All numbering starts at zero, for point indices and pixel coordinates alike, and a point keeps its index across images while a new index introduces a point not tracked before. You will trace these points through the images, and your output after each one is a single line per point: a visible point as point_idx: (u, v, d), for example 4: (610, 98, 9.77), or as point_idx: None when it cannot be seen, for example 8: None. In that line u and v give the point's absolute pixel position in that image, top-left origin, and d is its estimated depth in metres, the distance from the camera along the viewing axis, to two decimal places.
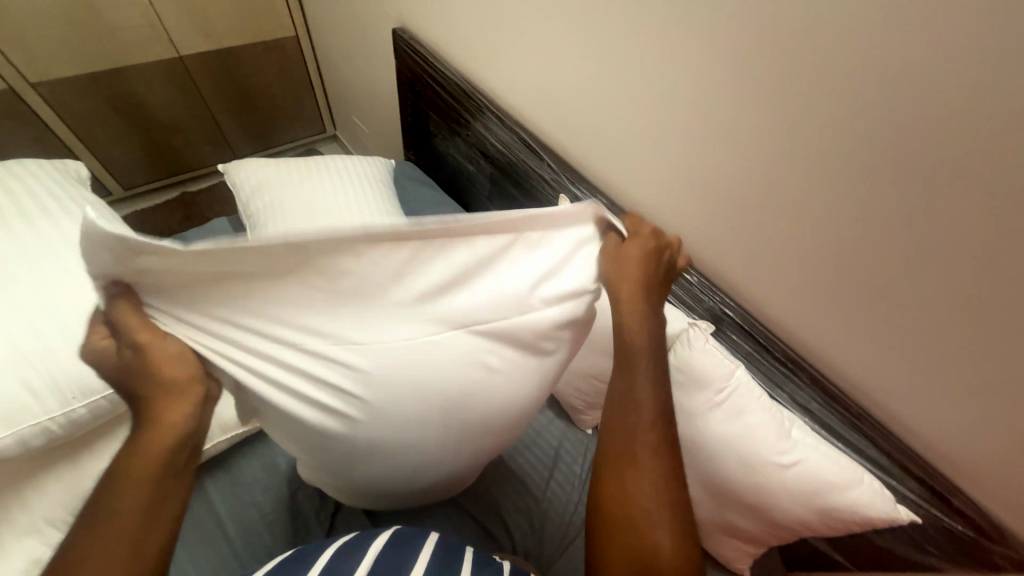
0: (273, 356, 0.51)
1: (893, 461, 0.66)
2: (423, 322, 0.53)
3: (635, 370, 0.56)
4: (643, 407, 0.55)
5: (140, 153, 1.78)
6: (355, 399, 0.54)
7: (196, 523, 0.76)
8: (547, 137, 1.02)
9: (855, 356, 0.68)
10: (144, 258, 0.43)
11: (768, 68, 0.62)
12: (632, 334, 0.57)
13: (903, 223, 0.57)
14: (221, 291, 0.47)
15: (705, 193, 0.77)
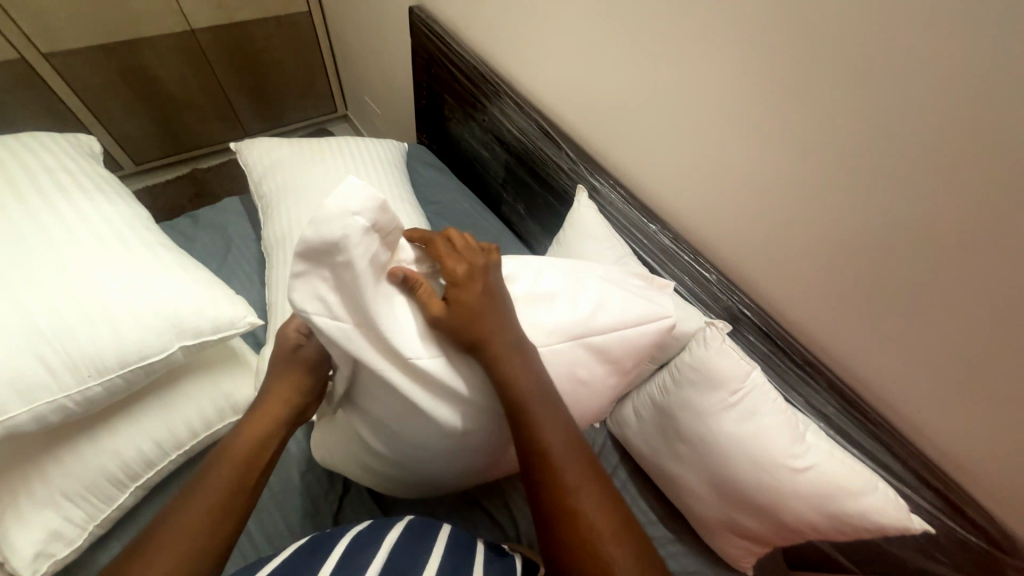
0: (381, 344, 0.56)
1: (908, 470, 0.65)
2: (548, 327, 0.65)
3: (535, 417, 0.57)
4: (555, 446, 0.56)
5: (151, 128, 1.76)
6: (437, 391, 0.59)
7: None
8: (565, 124, 0.99)
9: (876, 362, 0.66)
10: (323, 257, 0.50)
11: (805, 60, 0.59)
12: (514, 383, 0.57)
13: (939, 228, 0.55)
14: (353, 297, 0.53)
15: (728, 189, 0.74)
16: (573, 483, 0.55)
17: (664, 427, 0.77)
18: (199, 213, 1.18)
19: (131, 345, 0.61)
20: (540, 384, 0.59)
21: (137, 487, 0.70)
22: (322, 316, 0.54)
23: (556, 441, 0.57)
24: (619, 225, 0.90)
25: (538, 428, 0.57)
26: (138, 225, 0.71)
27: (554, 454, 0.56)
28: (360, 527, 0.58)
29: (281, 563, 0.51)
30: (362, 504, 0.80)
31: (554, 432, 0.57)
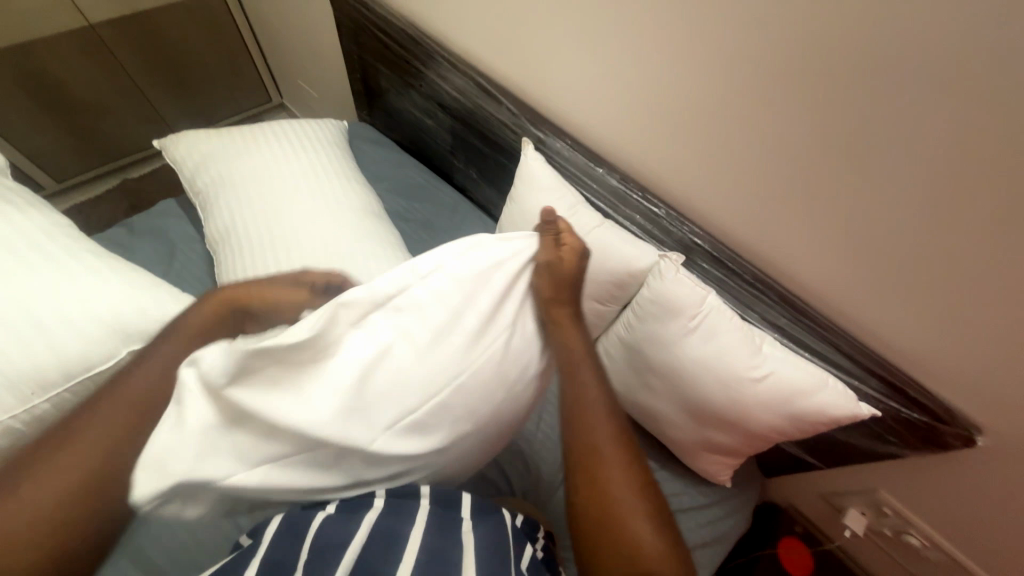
0: (318, 419, 0.42)
1: (856, 364, 0.69)
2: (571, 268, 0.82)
3: (577, 379, 0.56)
4: (592, 409, 0.55)
5: (68, 139, 1.63)
6: (395, 451, 0.47)
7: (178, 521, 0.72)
8: (503, 79, 0.96)
9: (817, 270, 0.70)
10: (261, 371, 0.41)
11: None
12: (572, 346, 0.57)
13: (864, 127, 0.57)
14: (297, 380, 0.43)
15: (668, 121, 0.75)
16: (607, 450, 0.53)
17: (633, 362, 0.80)
18: (134, 220, 1.11)
19: (73, 357, 0.58)
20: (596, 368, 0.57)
21: None
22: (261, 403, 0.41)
23: (597, 403, 0.55)
24: (569, 173, 0.90)
25: (577, 389, 0.56)
26: (59, 234, 0.66)
27: (587, 418, 0.54)
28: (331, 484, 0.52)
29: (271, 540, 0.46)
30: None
31: (595, 395, 0.56)
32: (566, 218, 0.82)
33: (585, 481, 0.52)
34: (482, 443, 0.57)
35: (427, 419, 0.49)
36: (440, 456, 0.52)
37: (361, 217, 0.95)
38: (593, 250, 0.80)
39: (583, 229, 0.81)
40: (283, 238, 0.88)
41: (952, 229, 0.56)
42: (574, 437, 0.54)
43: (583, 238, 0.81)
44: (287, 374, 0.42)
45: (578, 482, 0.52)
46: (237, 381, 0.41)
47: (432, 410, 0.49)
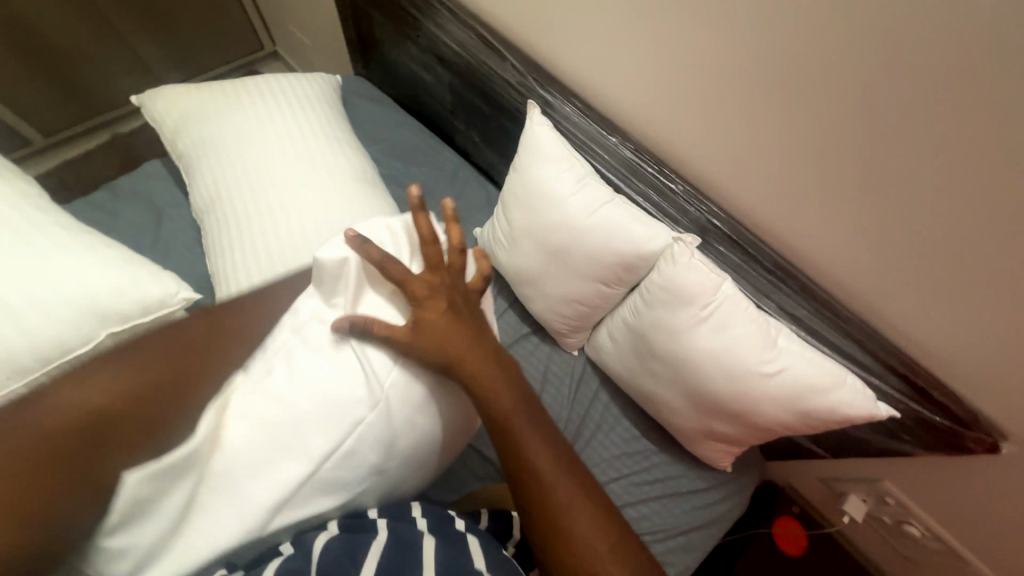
0: (221, 507, 0.43)
1: (876, 361, 0.64)
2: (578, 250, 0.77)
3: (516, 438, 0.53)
4: (538, 460, 0.53)
5: (48, 90, 1.53)
6: (308, 502, 0.46)
7: None
8: (508, 30, 0.86)
9: (845, 260, 0.64)
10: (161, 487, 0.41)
11: None
12: (497, 403, 0.54)
13: (927, 96, 0.49)
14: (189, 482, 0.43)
15: (692, 86, 0.66)
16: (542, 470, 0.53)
17: (639, 348, 0.77)
18: (117, 183, 1.06)
19: (47, 341, 0.55)
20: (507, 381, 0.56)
21: None
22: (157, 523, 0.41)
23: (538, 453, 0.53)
24: (578, 141, 0.82)
25: (516, 448, 0.53)
26: (27, 207, 0.62)
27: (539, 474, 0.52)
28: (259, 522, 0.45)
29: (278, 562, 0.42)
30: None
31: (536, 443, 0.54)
32: (572, 193, 0.76)
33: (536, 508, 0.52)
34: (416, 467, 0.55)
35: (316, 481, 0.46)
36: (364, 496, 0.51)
37: (353, 186, 0.89)
38: (602, 229, 0.74)
39: (590, 206, 0.75)
40: (270, 209, 0.83)
41: (1014, 223, 0.49)
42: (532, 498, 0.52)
43: (590, 215, 0.75)
44: (179, 483, 0.42)
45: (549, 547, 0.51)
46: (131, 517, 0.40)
47: (340, 456, 0.47)
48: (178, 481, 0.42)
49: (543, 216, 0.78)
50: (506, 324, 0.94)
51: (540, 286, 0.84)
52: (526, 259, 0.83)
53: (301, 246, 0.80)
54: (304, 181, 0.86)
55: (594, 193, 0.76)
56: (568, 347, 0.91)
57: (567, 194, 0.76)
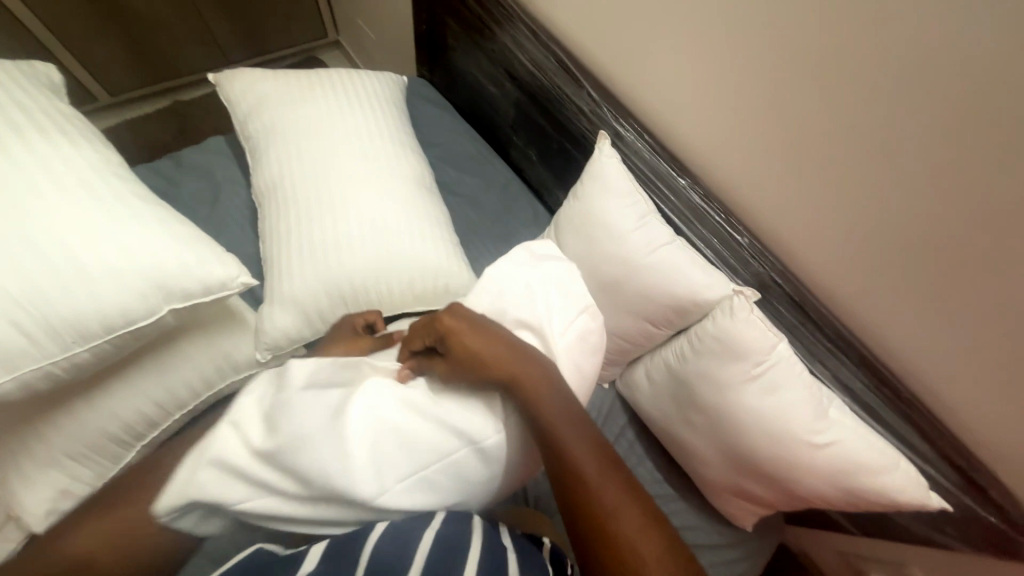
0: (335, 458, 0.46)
1: (932, 448, 0.62)
2: (631, 287, 0.76)
3: (569, 454, 0.50)
4: (597, 481, 0.49)
5: (123, 53, 1.59)
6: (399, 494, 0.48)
7: None
8: (588, 58, 0.87)
9: (911, 339, 0.62)
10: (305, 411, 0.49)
11: None
12: (549, 418, 0.51)
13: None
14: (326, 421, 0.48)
15: (776, 142, 0.66)
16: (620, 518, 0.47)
17: (678, 395, 0.75)
18: (182, 154, 1.09)
19: (115, 310, 0.56)
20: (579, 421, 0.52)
21: (144, 446, 0.70)
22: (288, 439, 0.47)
23: (595, 472, 0.50)
24: (643, 177, 0.82)
25: (581, 461, 0.50)
26: (110, 174, 0.64)
27: (597, 491, 0.49)
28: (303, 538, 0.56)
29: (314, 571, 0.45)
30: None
31: (595, 463, 0.50)
32: (633, 230, 0.75)
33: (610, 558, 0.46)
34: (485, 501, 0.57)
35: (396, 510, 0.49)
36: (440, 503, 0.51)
37: (414, 191, 0.89)
38: (659, 269, 0.74)
39: (649, 246, 0.74)
40: (331, 202, 0.83)
41: None
42: (590, 518, 0.48)
43: (649, 255, 0.74)
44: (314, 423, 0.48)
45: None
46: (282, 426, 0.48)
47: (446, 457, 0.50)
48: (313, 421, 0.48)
49: (599, 248, 0.77)
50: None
51: None
52: None
53: (357, 244, 0.80)
54: (377, 180, 0.87)
55: (655, 233, 0.75)
56: (601, 379, 0.90)
57: (628, 231, 0.75)
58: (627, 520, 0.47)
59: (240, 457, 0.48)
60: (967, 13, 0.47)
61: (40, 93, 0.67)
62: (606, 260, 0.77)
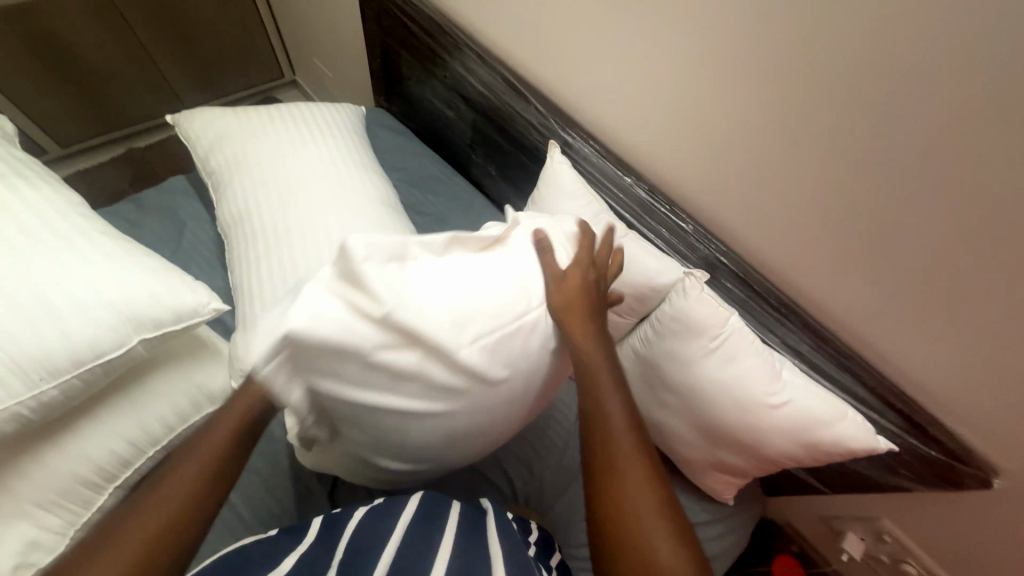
0: (411, 318, 0.49)
1: (874, 396, 0.69)
2: None
3: (597, 388, 0.55)
4: (612, 417, 0.54)
5: (73, 104, 1.57)
6: (461, 370, 0.51)
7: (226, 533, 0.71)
8: (534, 77, 0.94)
9: (843, 301, 0.69)
10: (368, 266, 0.48)
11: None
12: (589, 358, 0.57)
13: (916, 160, 0.56)
14: (416, 272, 0.52)
15: (705, 137, 0.73)
16: (621, 443, 0.52)
17: (648, 378, 0.79)
18: (141, 196, 1.08)
19: (83, 344, 0.56)
20: (627, 408, 0.55)
21: (116, 488, 0.68)
22: (366, 273, 0.48)
23: (615, 412, 0.54)
24: (594, 179, 0.88)
25: (600, 396, 0.55)
26: (73, 213, 0.64)
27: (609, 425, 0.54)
28: (377, 498, 0.73)
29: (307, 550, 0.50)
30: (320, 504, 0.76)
31: (616, 403, 0.54)
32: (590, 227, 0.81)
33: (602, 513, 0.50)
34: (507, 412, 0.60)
35: (468, 418, 0.56)
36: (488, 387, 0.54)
37: (379, 211, 0.93)
38: None
39: None
40: (298, 227, 0.85)
41: (994, 272, 0.56)
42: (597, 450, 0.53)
43: None
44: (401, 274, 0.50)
45: (600, 505, 0.51)
46: (369, 262, 0.48)
47: (512, 335, 0.55)
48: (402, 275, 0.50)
49: None
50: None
51: None
52: None
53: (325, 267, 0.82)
54: (345, 203, 0.90)
55: (611, 228, 0.81)
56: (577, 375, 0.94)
57: None
58: (627, 453, 0.52)
59: (331, 299, 0.48)
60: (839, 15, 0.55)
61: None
62: None
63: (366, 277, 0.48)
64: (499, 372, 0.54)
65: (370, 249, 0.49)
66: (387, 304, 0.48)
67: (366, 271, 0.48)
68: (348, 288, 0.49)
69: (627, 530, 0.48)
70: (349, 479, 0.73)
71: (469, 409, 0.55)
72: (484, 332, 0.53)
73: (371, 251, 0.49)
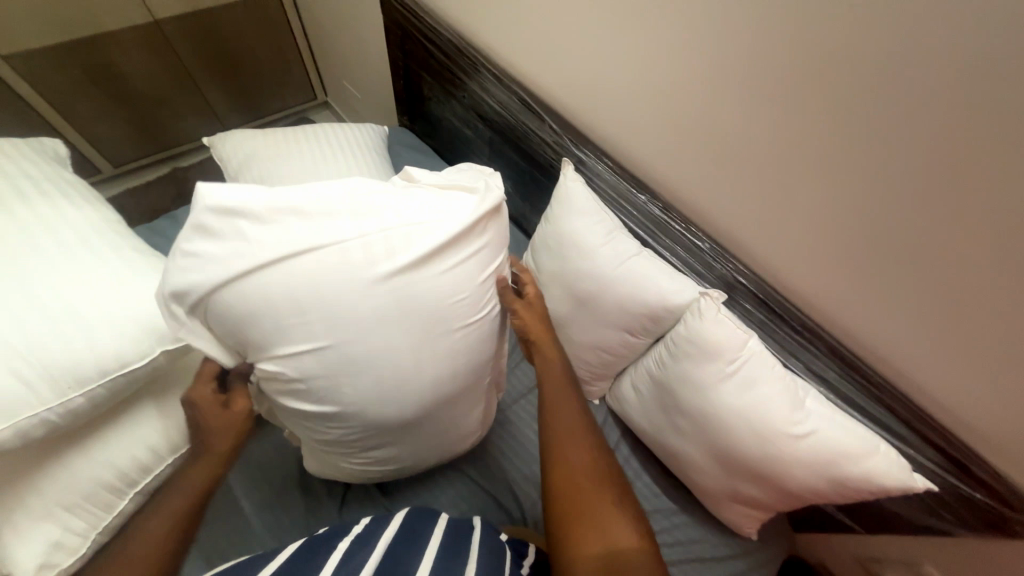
0: (257, 241, 0.46)
1: (910, 430, 0.64)
2: (606, 300, 0.79)
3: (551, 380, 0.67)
4: (570, 409, 0.64)
5: (126, 128, 1.68)
6: (332, 288, 0.48)
7: (237, 542, 0.72)
8: (549, 96, 0.94)
9: (876, 328, 0.65)
10: (219, 206, 0.46)
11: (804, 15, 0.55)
12: (548, 363, 0.68)
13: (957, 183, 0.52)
14: (272, 200, 0.48)
15: (722, 155, 0.70)
16: (569, 425, 0.63)
17: (663, 401, 0.76)
18: (177, 213, 1.15)
19: (109, 354, 0.59)
20: (581, 418, 0.64)
21: (137, 493, 0.71)
22: (214, 205, 0.46)
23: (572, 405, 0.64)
24: (608, 197, 0.87)
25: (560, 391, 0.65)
26: (107, 232, 0.68)
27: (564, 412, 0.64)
28: (355, 472, 0.71)
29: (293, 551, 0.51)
30: (330, 516, 0.76)
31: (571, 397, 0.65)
32: (603, 244, 0.79)
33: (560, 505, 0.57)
34: (435, 366, 0.56)
35: (384, 321, 0.51)
36: (377, 321, 0.50)
37: None
38: (630, 280, 0.77)
39: (621, 259, 0.78)
40: None
41: None
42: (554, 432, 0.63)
43: (618, 267, 0.78)
44: (256, 205, 0.47)
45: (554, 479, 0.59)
46: (218, 201, 0.47)
47: (396, 264, 0.50)
48: (254, 204, 0.47)
49: (574, 266, 0.82)
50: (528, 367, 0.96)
51: (568, 332, 0.86)
52: (554, 304, 0.86)
53: None
54: None
55: (625, 246, 0.79)
56: (590, 395, 0.92)
57: (596, 246, 0.79)
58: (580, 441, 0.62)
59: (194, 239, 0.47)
60: (864, 28, 0.51)
61: (45, 166, 0.72)
62: (580, 277, 0.81)
63: (219, 209, 0.46)
64: (383, 306, 0.50)
65: (219, 191, 0.47)
66: (233, 226, 0.47)
67: (212, 204, 0.46)
68: (214, 220, 0.47)
69: (575, 502, 0.57)
70: (333, 471, 0.72)
71: (379, 307, 0.50)
72: (375, 222, 0.50)
73: (218, 189, 0.47)
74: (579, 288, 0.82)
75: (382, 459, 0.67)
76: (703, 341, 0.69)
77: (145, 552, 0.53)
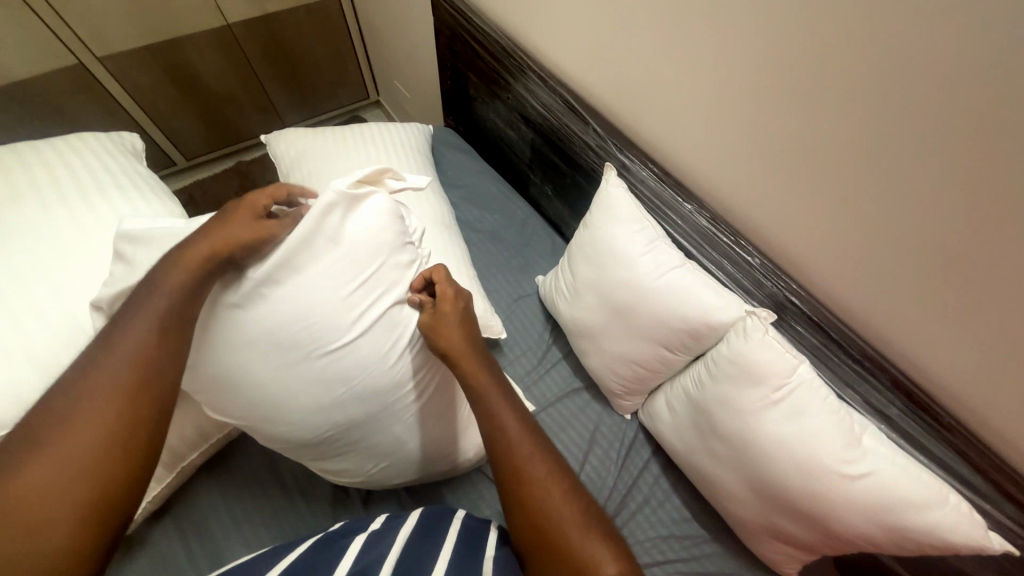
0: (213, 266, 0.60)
1: (982, 478, 0.58)
2: (644, 313, 0.76)
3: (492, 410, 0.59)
4: (516, 439, 0.57)
5: (199, 125, 1.82)
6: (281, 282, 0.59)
7: (267, 525, 0.76)
8: (594, 98, 0.91)
9: (950, 365, 0.58)
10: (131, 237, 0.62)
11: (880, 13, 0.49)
12: (485, 387, 0.60)
13: None
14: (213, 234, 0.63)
15: (779, 165, 0.65)
16: (525, 452, 0.56)
17: (699, 423, 0.72)
18: None
19: None
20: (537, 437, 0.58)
21: (180, 469, 0.74)
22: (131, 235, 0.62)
23: (517, 431, 0.57)
24: (651, 206, 0.84)
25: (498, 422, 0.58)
26: None
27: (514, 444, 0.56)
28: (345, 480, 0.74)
29: (308, 551, 0.54)
30: (355, 507, 0.78)
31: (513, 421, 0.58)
32: (643, 255, 0.76)
33: (532, 536, 0.52)
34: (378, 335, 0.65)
35: (291, 310, 0.60)
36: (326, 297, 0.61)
37: (433, 229, 0.95)
38: (670, 294, 0.73)
39: (663, 272, 0.74)
40: None
41: None
42: (507, 468, 0.55)
43: (658, 279, 0.74)
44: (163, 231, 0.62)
45: (519, 517, 0.54)
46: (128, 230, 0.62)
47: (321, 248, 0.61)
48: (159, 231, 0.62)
49: (612, 276, 0.79)
50: (558, 374, 0.94)
51: (602, 343, 0.83)
52: (587, 313, 0.84)
53: None
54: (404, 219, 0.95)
55: (666, 258, 0.75)
56: (621, 409, 0.89)
57: (637, 256, 0.76)
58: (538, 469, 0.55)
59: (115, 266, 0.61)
60: (956, 24, 0.44)
61: (122, 161, 0.79)
62: (618, 288, 0.78)
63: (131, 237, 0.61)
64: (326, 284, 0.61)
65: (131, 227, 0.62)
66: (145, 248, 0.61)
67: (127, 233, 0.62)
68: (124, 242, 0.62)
69: (549, 537, 0.52)
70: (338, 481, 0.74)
71: (279, 320, 0.59)
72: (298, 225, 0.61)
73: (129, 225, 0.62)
74: (616, 299, 0.79)
75: (356, 458, 0.70)
76: (762, 360, 0.63)
77: (64, 476, 0.40)
